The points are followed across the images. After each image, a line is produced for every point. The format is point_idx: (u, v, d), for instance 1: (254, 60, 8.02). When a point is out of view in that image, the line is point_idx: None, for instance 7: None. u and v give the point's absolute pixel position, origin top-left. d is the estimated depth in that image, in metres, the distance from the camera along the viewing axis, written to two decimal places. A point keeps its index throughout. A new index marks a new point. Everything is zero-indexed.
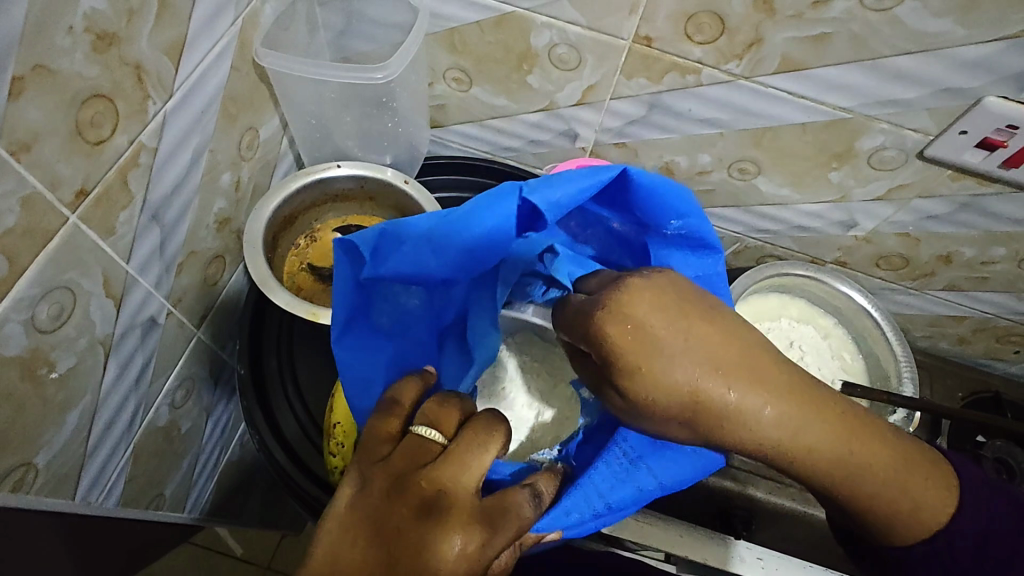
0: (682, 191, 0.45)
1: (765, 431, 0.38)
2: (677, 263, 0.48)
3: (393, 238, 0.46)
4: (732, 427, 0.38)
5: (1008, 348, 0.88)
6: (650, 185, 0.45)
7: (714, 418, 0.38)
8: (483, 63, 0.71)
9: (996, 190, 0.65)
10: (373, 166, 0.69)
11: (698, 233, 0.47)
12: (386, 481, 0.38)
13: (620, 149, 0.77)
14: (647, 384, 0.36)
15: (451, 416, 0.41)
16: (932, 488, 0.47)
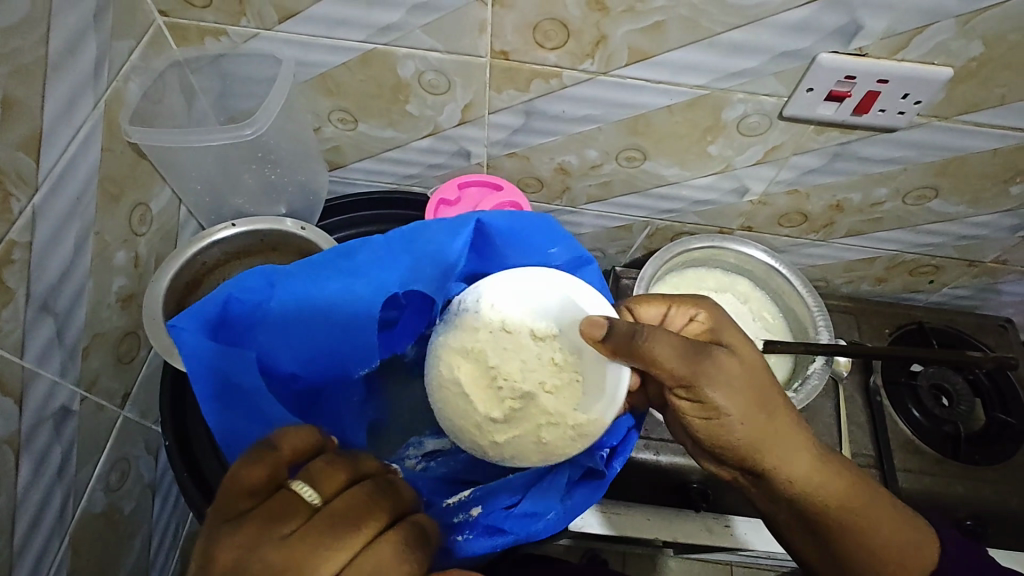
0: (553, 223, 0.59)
1: (799, 461, 0.54)
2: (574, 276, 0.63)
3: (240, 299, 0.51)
4: (783, 446, 0.54)
5: (923, 279, 0.92)
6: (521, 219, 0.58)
7: (772, 427, 0.53)
8: (362, 101, 0.73)
9: (858, 136, 0.68)
10: (269, 218, 0.71)
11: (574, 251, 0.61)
12: (247, 529, 0.39)
13: (513, 158, 0.80)
14: (735, 391, 0.52)
15: (330, 478, 0.42)
16: (915, 540, 0.56)
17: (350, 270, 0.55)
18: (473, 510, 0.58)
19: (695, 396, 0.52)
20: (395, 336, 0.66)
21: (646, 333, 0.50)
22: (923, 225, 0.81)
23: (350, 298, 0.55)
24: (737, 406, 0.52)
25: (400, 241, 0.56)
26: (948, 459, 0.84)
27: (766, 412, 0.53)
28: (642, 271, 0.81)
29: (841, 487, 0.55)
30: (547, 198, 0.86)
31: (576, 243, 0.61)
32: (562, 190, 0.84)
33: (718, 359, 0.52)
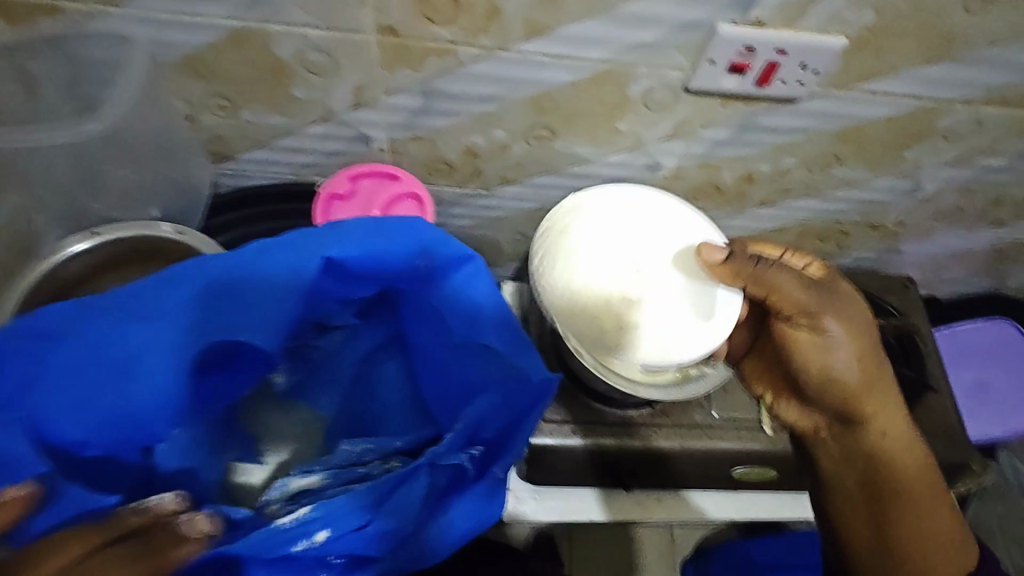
0: (411, 225, 0.53)
1: (880, 404, 0.62)
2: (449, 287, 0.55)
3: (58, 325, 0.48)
4: (867, 385, 0.61)
5: (832, 244, 0.95)
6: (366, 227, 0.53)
7: (866, 370, 0.61)
8: (239, 85, 0.66)
9: (763, 107, 0.68)
10: (135, 224, 0.64)
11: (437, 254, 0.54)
12: None
13: (417, 142, 0.74)
14: (846, 323, 0.59)
15: (73, 546, 0.39)
16: (947, 534, 0.61)
17: (163, 298, 0.49)
18: (318, 536, 0.46)
19: (812, 322, 0.59)
20: (226, 388, 0.58)
21: (770, 264, 0.58)
22: (829, 192, 0.82)
23: (169, 326, 0.49)
24: (851, 336, 0.59)
25: (236, 260, 0.51)
26: None
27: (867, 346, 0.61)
28: None
29: (908, 455, 0.62)
30: (459, 182, 0.81)
31: (452, 240, 0.53)
32: (473, 174, 0.80)
33: (841, 297, 0.60)
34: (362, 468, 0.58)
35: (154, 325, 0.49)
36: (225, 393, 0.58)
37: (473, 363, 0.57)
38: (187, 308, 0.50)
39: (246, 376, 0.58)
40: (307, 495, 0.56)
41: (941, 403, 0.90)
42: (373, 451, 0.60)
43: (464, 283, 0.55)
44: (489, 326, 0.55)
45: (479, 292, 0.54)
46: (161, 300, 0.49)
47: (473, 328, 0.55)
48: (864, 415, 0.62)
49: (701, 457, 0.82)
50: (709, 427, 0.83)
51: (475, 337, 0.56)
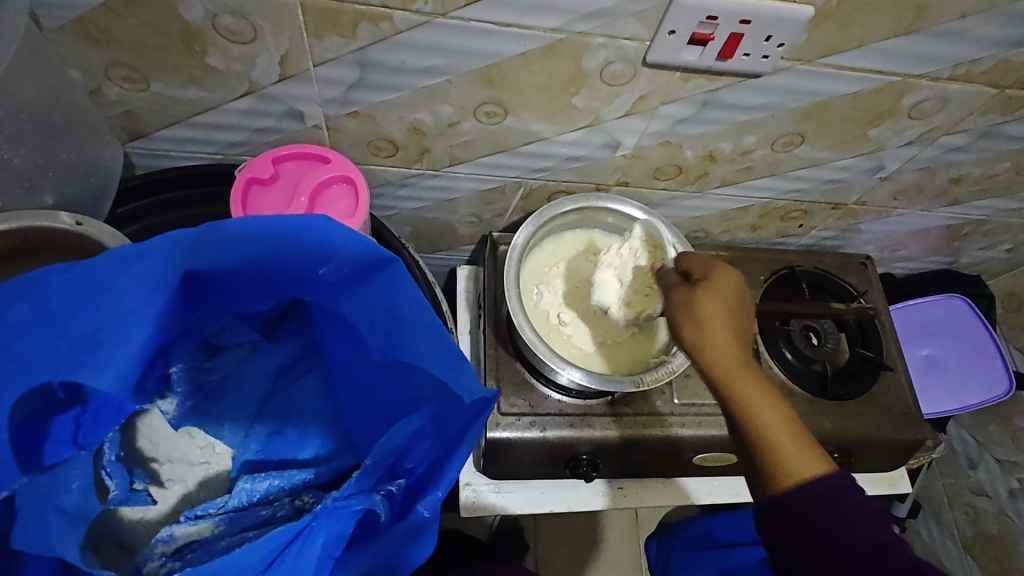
0: (313, 222, 0.45)
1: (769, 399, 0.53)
2: (362, 298, 0.50)
3: None
4: (751, 380, 0.53)
5: (794, 224, 0.93)
6: (259, 226, 0.45)
7: (749, 363, 0.53)
8: (144, 53, 0.58)
9: (725, 82, 0.64)
10: (30, 213, 0.55)
11: (349, 259, 0.48)
12: None
13: (356, 118, 0.68)
14: (727, 316, 0.54)
15: None
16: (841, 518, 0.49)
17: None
18: None
19: (677, 302, 0.56)
20: (86, 431, 0.49)
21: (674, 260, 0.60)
22: (792, 171, 0.80)
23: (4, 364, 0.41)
24: (724, 329, 0.54)
25: (105, 272, 0.43)
26: (817, 398, 0.87)
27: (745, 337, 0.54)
28: (513, 238, 0.73)
29: (782, 441, 0.52)
30: (405, 162, 0.75)
31: (365, 240, 0.46)
32: (420, 153, 0.74)
33: (699, 284, 0.56)
34: (266, 508, 0.53)
35: None
36: (84, 438, 0.49)
37: (396, 375, 0.51)
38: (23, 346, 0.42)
39: (110, 421, 0.50)
40: (195, 548, 0.50)
41: (897, 380, 0.90)
42: (280, 487, 0.54)
43: (383, 287, 0.49)
44: (406, 336, 0.48)
45: (398, 299, 0.48)
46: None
47: (394, 339, 0.49)
48: (755, 408, 0.53)
49: (662, 444, 0.80)
50: (669, 413, 0.80)
51: (396, 349, 0.49)
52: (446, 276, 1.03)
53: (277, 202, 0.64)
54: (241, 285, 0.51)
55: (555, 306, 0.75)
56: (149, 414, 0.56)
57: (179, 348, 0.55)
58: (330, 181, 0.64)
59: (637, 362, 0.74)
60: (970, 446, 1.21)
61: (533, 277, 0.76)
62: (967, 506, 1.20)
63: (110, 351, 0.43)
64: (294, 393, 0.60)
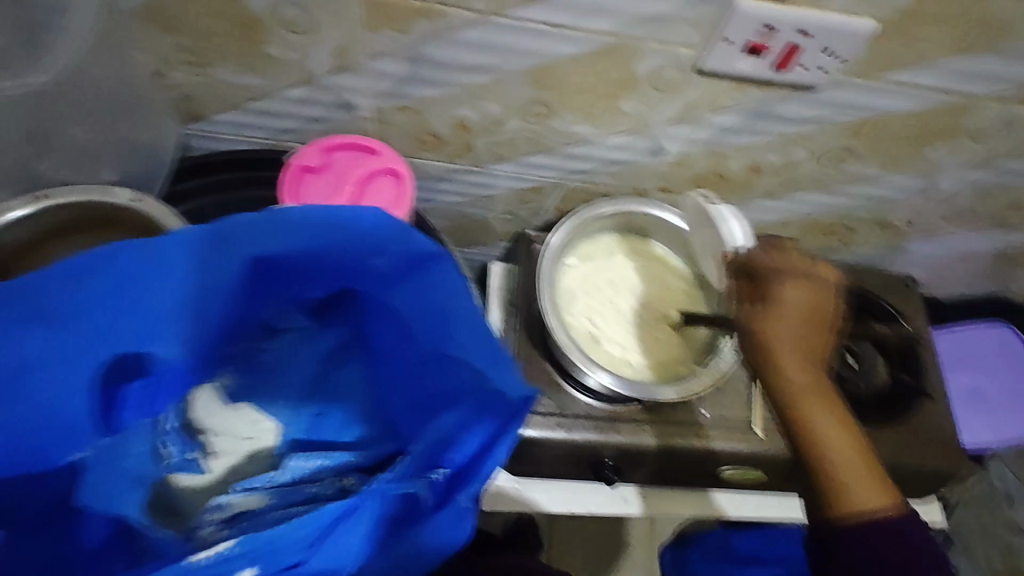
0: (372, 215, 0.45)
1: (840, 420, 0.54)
2: (411, 294, 0.49)
3: None
4: (820, 400, 0.54)
5: (837, 241, 0.91)
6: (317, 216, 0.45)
7: (822, 383, 0.55)
8: (206, 39, 0.60)
9: (777, 93, 0.63)
10: (93, 187, 0.58)
11: (405, 253, 0.47)
12: None
13: (404, 112, 0.69)
14: (804, 320, 0.55)
15: None
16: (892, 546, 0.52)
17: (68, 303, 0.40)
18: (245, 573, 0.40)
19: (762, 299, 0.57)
20: (149, 404, 0.44)
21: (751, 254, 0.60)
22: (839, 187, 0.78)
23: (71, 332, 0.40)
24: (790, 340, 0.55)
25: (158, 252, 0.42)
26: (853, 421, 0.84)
27: (810, 340, 0.55)
28: (548, 238, 0.73)
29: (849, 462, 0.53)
30: (448, 157, 0.76)
31: (418, 236, 0.46)
32: (464, 149, 0.75)
33: (783, 288, 0.56)
34: (313, 487, 0.51)
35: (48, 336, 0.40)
36: (112, 424, 0.42)
37: (443, 367, 0.49)
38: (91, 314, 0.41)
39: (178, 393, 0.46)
40: (245, 517, 0.48)
41: (936, 409, 0.87)
42: (329, 466, 0.52)
43: (436, 280, 0.48)
44: (455, 332, 0.49)
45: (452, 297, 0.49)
46: (66, 300, 0.41)
47: (440, 332, 0.49)
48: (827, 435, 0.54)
49: (687, 454, 0.79)
50: (696, 424, 0.80)
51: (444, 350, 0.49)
52: (479, 272, 1.04)
53: (323, 192, 0.65)
54: (304, 272, 0.48)
55: (589, 308, 0.75)
56: (203, 392, 0.51)
57: (235, 331, 0.49)
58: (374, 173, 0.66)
59: (669, 367, 0.74)
60: (1007, 483, 1.16)
61: (569, 278, 0.76)
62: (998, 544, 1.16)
63: (176, 328, 0.42)
64: (335, 382, 0.55)
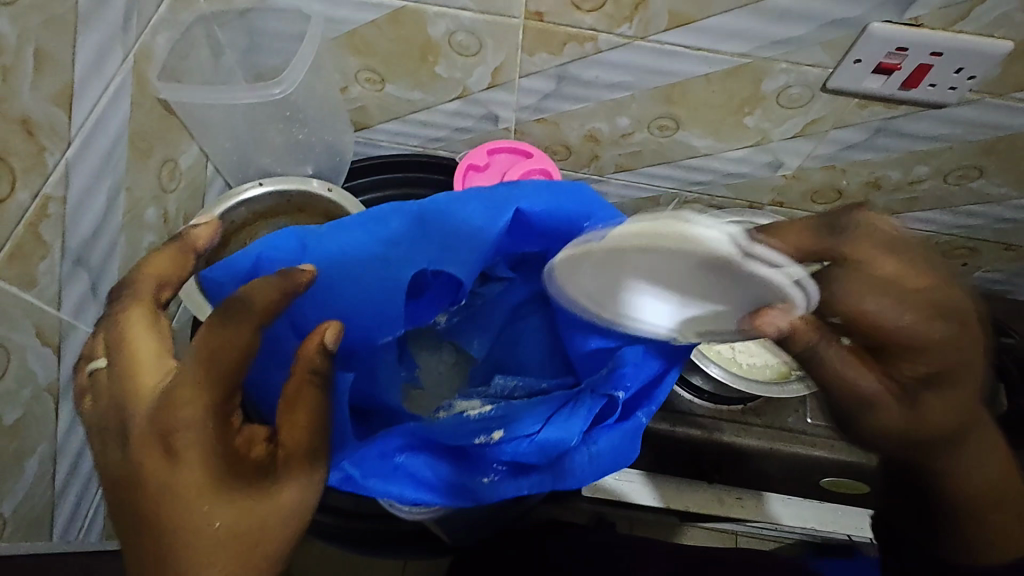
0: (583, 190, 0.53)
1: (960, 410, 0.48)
2: None
3: (286, 250, 0.52)
4: (965, 409, 0.49)
5: (957, 262, 0.90)
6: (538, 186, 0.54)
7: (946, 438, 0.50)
8: (389, 60, 0.71)
9: (904, 111, 0.66)
10: (294, 179, 0.71)
11: (607, 220, 0.54)
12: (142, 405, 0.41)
13: (542, 124, 0.78)
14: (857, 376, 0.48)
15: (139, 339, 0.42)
16: None
17: (381, 235, 0.53)
18: (495, 434, 0.55)
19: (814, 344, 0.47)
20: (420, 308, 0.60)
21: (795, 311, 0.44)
22: (962, 206, 0.78)
23: (382, 254, 0.53)
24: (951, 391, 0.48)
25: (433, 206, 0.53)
26: None
27: (951, 397, 0.47)
28: None
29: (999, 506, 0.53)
30: (574, 166, 0.84)
31: (612, 209, 0.53)
32: (590, 159, 0.83)
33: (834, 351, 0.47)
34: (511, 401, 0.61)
35: (371, 262, 0.53)
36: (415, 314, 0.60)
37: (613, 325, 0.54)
38: (395, 238, 0.53)
39: (438, 303, 0.60)
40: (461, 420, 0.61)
41: None
42: (522, 386, 0.62)
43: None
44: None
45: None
46: (384, 232, 0.53)
47: None
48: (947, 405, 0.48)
49: (790, 459, 0.82)
50: (801, 431, 0.82)
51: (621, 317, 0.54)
52: None
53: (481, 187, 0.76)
54: (524, 236, 0.57)
55: None
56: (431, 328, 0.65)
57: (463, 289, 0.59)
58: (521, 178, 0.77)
59: (780, 368, 0.77)
60: None
61: None
62: None
63: (455, 258, 0.54)
64: (525, 326, 0.64)
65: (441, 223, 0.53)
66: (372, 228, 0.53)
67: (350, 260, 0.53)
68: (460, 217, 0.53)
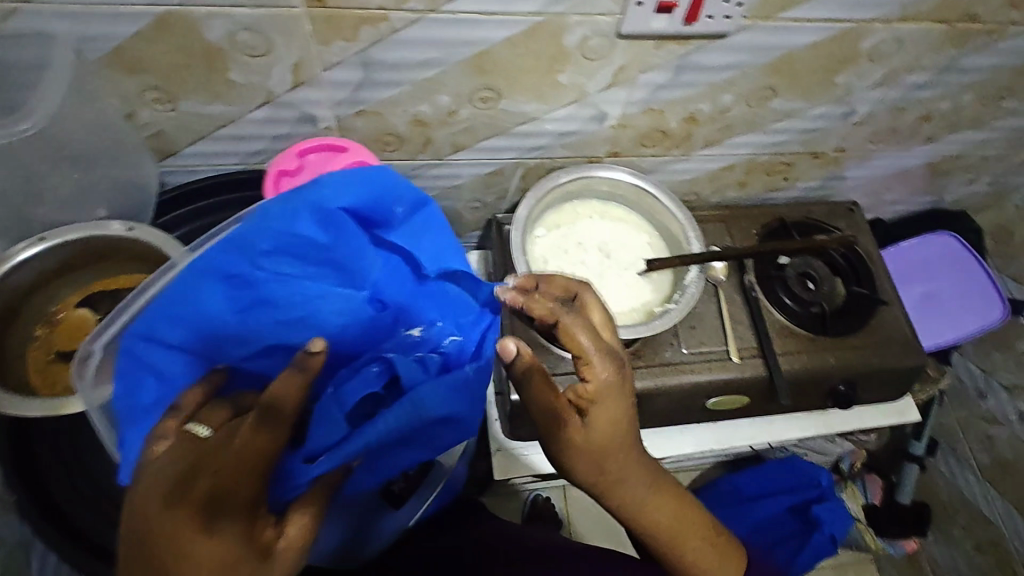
0: (391, 175, 0.48)
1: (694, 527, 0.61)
2: (426, 245, 0.52)
3: (154, 328, 0.48)
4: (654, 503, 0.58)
5: (779, 178, 0.99)
6: (358, 185, 0.47)
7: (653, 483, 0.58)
8: (173, 75, 0.65)
9: (695, 45, 0.70)
10: (84, 226, 0.63)
11: (412, 199, 0.50)
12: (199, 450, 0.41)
13: (363, 116, 0.74)
14: (594, 446, 0.53)
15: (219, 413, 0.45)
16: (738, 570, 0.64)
17: (248, 269, 0.47)
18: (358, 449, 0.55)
19: (576, 403, 0.53)
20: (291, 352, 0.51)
21: (530, 382, 0.52)
22: (770, 125, 0.85)
23: (262, 291, 0.48)
24: (637, 467, 0.56)
25: (279, 231, 0.46)
26: (820, 337, 0.91)
27: (683, 513, 0.60)
28: (516, 212, 0.80)
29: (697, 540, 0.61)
30: (410, 153, 0.82)
31: (412, 187, 0.50)
32: (424, 143, 0.81)
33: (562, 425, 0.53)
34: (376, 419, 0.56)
35: (249, 295, 0.48)
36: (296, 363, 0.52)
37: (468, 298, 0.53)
38: (260, 271, 0.47)
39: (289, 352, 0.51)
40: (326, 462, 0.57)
41: (894, 314, 0.95)
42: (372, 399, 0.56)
43: (433, 228, 0.52)
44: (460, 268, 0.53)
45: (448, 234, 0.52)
46: (246, 267, 0.47)
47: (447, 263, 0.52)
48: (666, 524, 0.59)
49: (677, 390, 0.87)
50: (680, 361, 0.87)
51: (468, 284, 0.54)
52: None
53: None
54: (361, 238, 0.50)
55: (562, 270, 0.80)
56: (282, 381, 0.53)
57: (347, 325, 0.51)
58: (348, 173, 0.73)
59: (644, 307, 0.79)
60: (977, 376, 1.24)
61: (542, 244, 0.82)
62: (981, 437, 1.25)
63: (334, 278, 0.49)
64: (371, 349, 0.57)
65: (313, 249, 0.47)
66: (239, 265, 0.46)
67: (227, 310, 0.48)
68: (321, 238, 0.47)
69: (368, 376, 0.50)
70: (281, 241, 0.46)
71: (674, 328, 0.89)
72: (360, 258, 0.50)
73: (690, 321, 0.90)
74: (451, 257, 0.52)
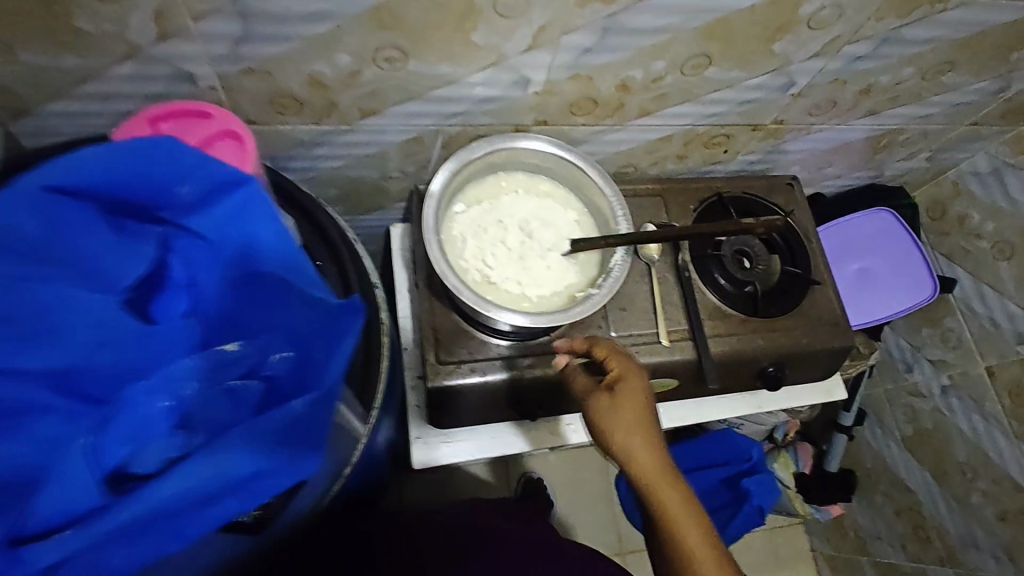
0: (171, 142, 0.51)
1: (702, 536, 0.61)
2: (219, 231, 0.55)
3: None
4: (668, 489, 0.61)
5: (718, 151, 0.94)
6: (125, 163, 0.51)
7: (668, 465, 0.61)
8: (3, 20, 0.54)
9: (622, 5, 0.63)
10: None
11: (206, 181, 0.53)
12: None
13: (251, 75, 0.65)
14: (621, 402, 0.61)
15: None
16: None
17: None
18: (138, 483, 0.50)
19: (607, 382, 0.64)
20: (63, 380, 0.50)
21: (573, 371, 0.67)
22: (707, 95, 0.80)
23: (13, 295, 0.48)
24: (647, 444, 0.60)
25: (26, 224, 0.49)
26: (750, 317, 0.90)
27: (693, 509, 0.61)
28: (430, 185, 0.73)
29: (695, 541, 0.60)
30: (313, 118, 0.74)
31: (213, 164, 0.52)
32: (328, 108, 0.72)
33: (595, 399, 0.63)
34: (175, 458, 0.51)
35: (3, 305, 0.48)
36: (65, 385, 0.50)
37: (275, 299, 0.56)
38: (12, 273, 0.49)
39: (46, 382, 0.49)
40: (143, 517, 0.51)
41: (825, 294, 0.93)
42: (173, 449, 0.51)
43: (247, 216, 0.54)
44: (274, 266, 0.55)
45: (264, 229, 0.54)
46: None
47: (245, 252, 0.55)
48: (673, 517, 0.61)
49: None
50: None
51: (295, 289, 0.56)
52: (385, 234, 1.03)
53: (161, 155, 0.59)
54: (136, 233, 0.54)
55: (480, 251, 0.75)
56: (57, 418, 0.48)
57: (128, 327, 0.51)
58: (214, 142, 0.60)
59: (567, 291, 0.75)
60: (906, 350, 1.27)
61: (461, 222, 0.76)
62: (906, 408, 1.28)
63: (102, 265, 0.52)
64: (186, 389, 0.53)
65: (60, 237, 0.50)
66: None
67: None
68: (67, 224, 0.51)
69: (159, 405, 0.52)
70: (28, 236, 0.49)
71: (603, 311, 0.85)
72: (120, 252, 0.53)
73: (621, 303, 0.87)
74: (251, 240, 0.55)
